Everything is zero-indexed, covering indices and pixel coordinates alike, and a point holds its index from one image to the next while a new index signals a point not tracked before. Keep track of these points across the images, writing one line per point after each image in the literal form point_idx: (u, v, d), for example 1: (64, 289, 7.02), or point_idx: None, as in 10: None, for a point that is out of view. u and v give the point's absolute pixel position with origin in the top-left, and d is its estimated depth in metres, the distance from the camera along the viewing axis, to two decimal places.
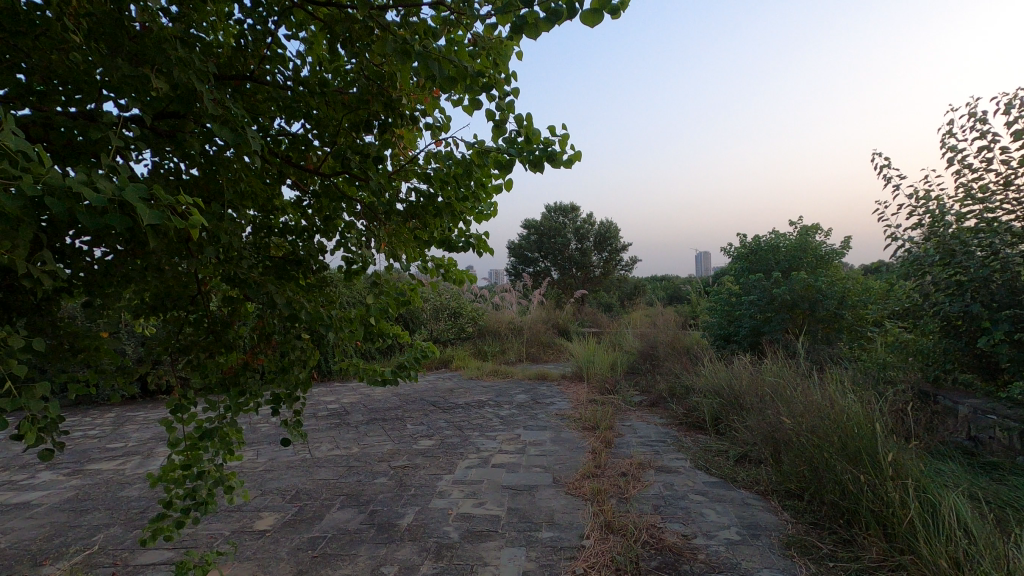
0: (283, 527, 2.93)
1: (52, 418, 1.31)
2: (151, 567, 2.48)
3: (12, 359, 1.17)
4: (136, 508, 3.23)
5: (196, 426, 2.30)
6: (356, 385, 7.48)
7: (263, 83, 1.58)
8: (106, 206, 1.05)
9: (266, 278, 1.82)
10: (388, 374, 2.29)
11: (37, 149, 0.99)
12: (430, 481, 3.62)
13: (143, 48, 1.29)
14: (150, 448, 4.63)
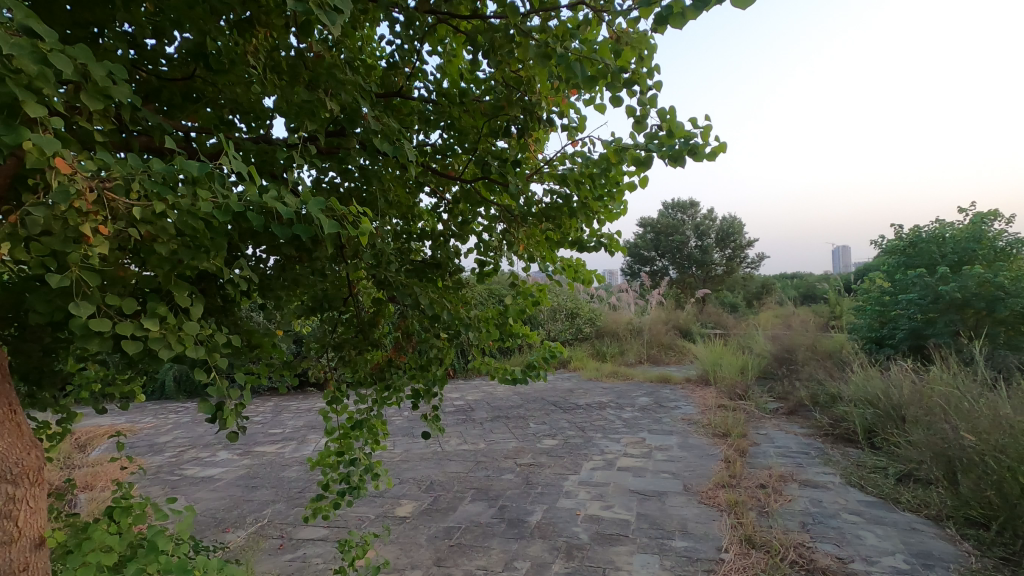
0: (421, 515, 3.11)
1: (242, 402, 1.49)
2: (312, 541, 2.76)
3: (216, 353, 1.35)
4: (296, 488, 3.62)
5: (348, 416, 2.51)
6: (479, 382, 7.76)
7: (410, 97, 1.70)
8: (294, 219, 1.19)
9: (410, 280, 1.94)
10: (519, 373, 2.33)
11: (244, 169, 1.13)
12: (556, 481, 3.64)
13: (317, 76, 1.43)
14: (304, 434, 5.16)
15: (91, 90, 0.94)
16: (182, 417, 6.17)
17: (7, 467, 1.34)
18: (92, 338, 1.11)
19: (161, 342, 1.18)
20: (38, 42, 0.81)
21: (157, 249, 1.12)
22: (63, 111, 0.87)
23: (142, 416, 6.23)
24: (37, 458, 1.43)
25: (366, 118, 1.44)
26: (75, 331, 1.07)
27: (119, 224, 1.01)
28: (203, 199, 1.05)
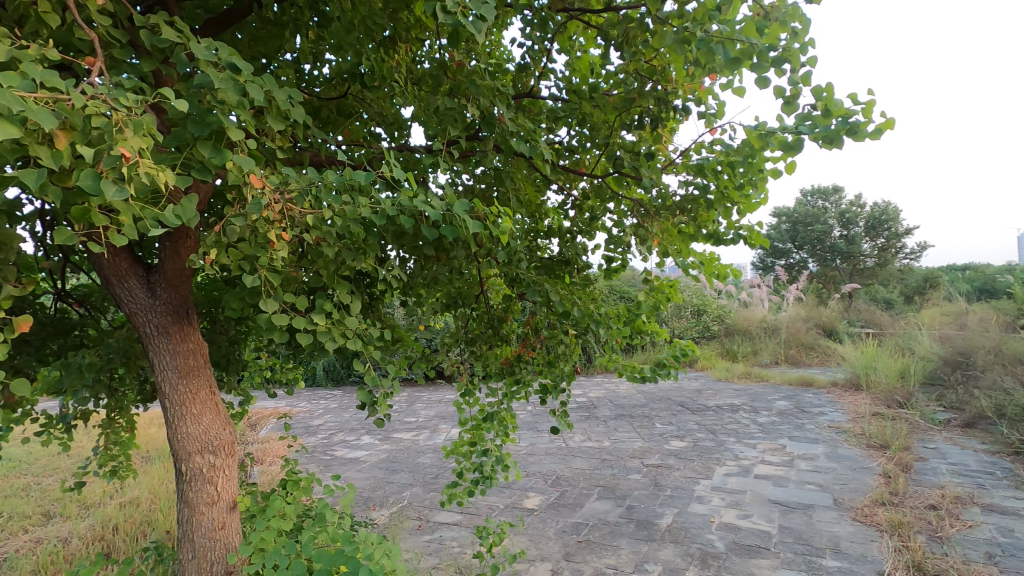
0: (548, 508, 3.16)
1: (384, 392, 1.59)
2: (447, 525, 2.92)
3: (370, 345, 1.48)
4: (431, 474, 3.85)
5: (479, 409, 2.60)
6: (600, 380, 7.69)
7: (540, 98, 1.72)
8: (441, 220, 1.27)
9: (541, 278, 2.00)
10: (648, 372, 2.26)
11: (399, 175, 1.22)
12: (686, 484, 3.50)
13: (456, 83, 1.50)
14: (435, 424, 5.47)
15: (274, 113, 1.07)
16: (331, 403, 6.86)
17: (209, 439, 1.58)
18: (274, 331, 1.26)
19: (326, 335, 1.31)
20: (237, 75, 0.94)
21: (325, 252, 1.25)
22: (254, 133, 1.00)
23: (299, 401, 7.02)
24: (231, 434, 1.66)
25: (502, 121, 1.48)
26: (261, 325, 1.22)
27: (296, 231, 1.13)
28: (364, 206, 1.15)
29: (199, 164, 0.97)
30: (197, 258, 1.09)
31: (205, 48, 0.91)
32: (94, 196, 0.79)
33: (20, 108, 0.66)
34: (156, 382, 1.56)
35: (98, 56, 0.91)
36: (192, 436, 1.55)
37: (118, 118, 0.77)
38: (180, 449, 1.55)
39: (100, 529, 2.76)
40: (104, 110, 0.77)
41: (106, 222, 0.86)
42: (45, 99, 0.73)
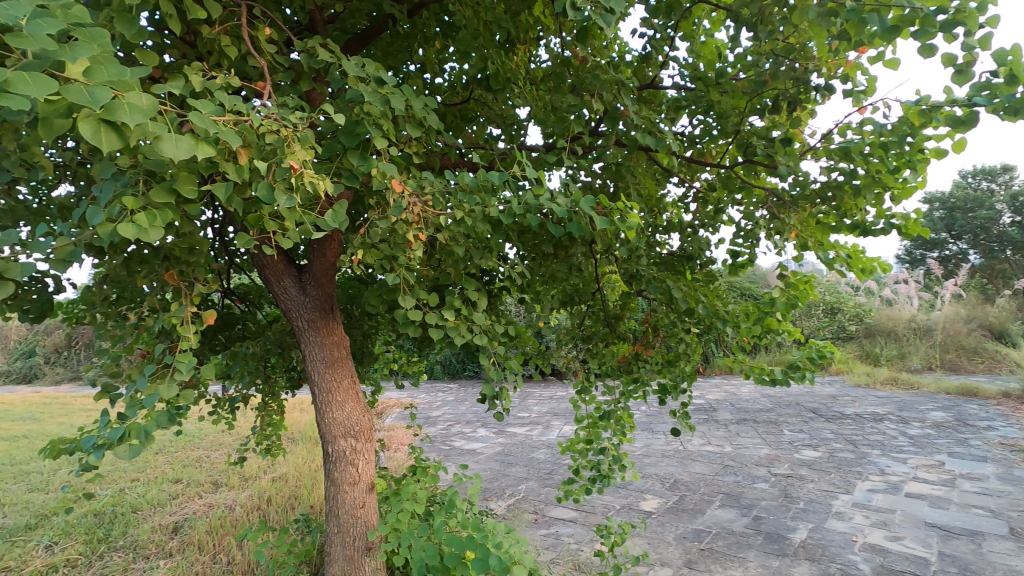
0: (667, 512, 3.05)
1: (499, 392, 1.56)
2: (563, 521, 2.93)
3: (495, 341, 1.53)
4: (545, 469, 3.90)
5: (596, 406, 2.58)
6: (720, 381, 7.30)
7: (663, 88, 1.67)
8: (568, 217, 1.28)
9: (662, 275, 1.94)
10: (778, 374, 2.07)
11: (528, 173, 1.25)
12: (821, 498, 3.21)
13: (579, 79, 1.50)
14: (548, 419, 5.52)
15: (411, 120, 1.14)
16: (448, 396, 7.17)
17: (351, 424, 1.72)
18: (409, 326, 1.35)
19: (455, 330, 1.37)
20: (382, 87, 1.01)
21: (456, 251, 1.31)
22: (395, 140, 1.07)
23: (420, 393, 7.44)
24: (369, 420, 1.79)
25: (625, 114, 1.45)
26: (398, 319, 1.30)
27: (431, 231, 1.20)
28: (494, 206, 1.19)
29: (348, 172, 1.06)
30: (346, 258, 1.19)
31: (355, 65, 0.99)
32: (267, 205, 0.90)
33: (214, 130, 0.76)
34: (308, 371, 1.73)
35: (268, 80, 1.02)
36: (337, 420, 1.71)
37: (286, 135, 0.87)
38: (328, 431, 1.71)
39: (257, 499, 3.13)
40: (275, 128, 0.87)
41: (275, 227, 0.96)
42: (231, 121, 0.84)
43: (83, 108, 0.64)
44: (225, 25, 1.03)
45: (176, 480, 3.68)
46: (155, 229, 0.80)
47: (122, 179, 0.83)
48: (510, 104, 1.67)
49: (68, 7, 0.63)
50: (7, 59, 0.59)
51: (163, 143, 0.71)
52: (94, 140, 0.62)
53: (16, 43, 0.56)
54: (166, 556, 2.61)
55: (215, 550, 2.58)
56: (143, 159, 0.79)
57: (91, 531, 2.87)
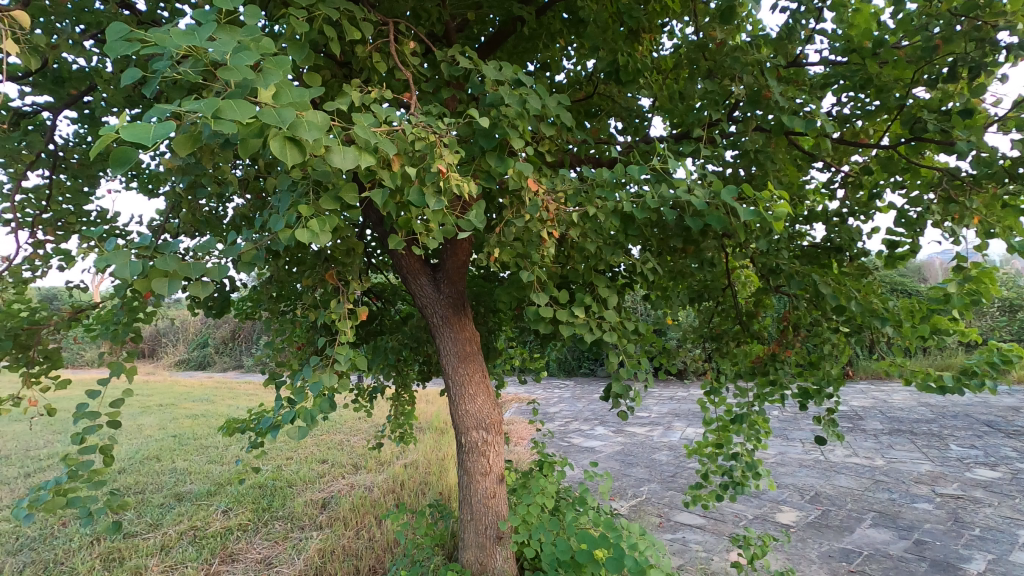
0: (808, 527, 2.81)
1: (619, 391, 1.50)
2: (690, 527, 2.81)
3: (625, 339, 1.50)
4: (668, 472, 3.76)
5: (727, 409, 2.43)
6: (867, 387, 6.56)
7: (808, 65, 1.53)
8: (707, 208, 1.21)
9: (806, 269, 1.77)
10: (949, 383, 1.68)
11: (664, 163, 1.20)
12: (1003, 526, 2.77)
13: (717, 64, 1.42)
14: (669, 421, 5.32)
15: (546, 119, 1.15)
16: (564, 393, 7.19)
17: (482, 417, 1.78)
18: (540, 322, 1.37)
19: (585, 326, 1.37)
20: (519, 89, 1.03)
21: (587, 248, 1.31)
22: (530, 140, 1.09)
23: (537, 389, 7.55)
24: (499, 414, 1.85)
25: (768, 97, 1.34)
26: (530, 316, 1.33)
27: (564, 228, 1.21)
28: (629, 201, 1.17)
29: (486, 173, 1.10)
30: (484, 257, 1.24)
31: (494, 70, 1.02)
32: (416, 208, 0.96)
33: (373, 140, 0.82)
34: (442, 364, 1.82)
35: (413, 90, 1.09)
36: (469, 413, 1.78)
37: (434, 141, 0.92)
38: (461, 423, 1.79)
39: (392, 483, 3.36)
40: (425, 135, 0.92)
41: (423, 229, 1.02)
42: (387, 132, 0.90)
43: (272, 126, 0.73)
44: (376, 43, 1.12)
45: (322, 461, 4.07)
46: (325, 234, 0.88)
47: (296, 190, 0.93)
48: (632, 94, 1.65)
49: (260, 39, 0.71)
50: (216, 88, 0.68)
51: (333, 154, 0.78)
52: (281, 156, 0.70)
53: (225, 76, 0.64)
54: (317, 528, 2.91)
55: (357, 527, 2.82)
56: (314, 170, 0.87)
57: (257, 501, 3.27)
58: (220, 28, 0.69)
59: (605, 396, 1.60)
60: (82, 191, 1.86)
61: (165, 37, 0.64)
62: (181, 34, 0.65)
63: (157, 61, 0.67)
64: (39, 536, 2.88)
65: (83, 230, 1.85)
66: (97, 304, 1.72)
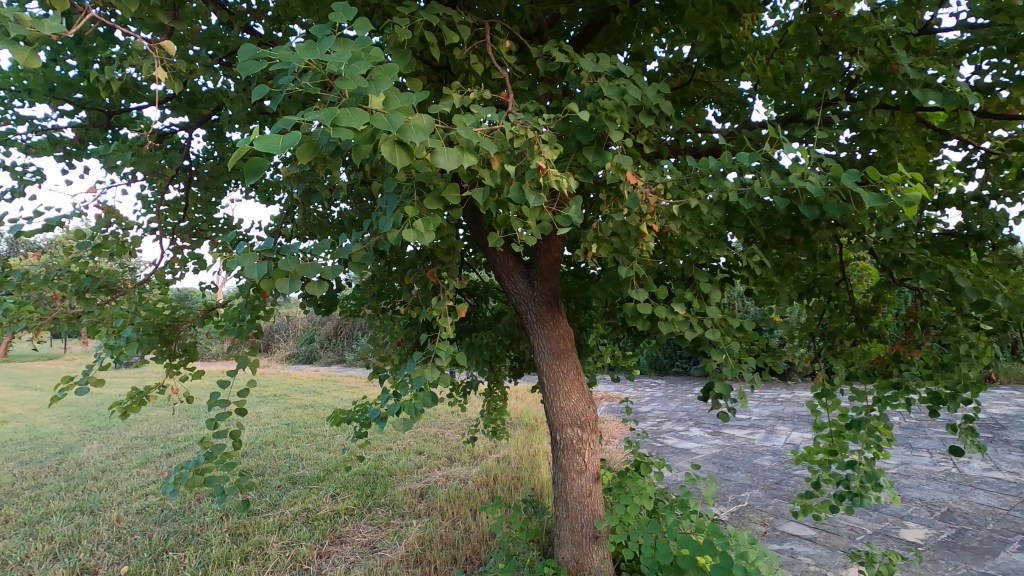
0: (939, 547, 2.52)
1: (723, 389, 1.43)
2: (799, 539, 2.62)
3: (729, 337, 1.42)
4: (772, 478, 3.54)
5: (841, 414, 2.24)
6: (1008, 393, 5.79)
7: (942, 30, 1.37)
8: (823, 194, 1.12)
9: (939, 259, 1.58)
10: None
11: (773, 150, 1.12)
12: None
13: (833, 38, 1.31)
14: (772, 424, 5.01)
15: (645, 110, 1.12)
16: (656, 392, 6.99)
17: (577, 414, 1.77)
18: (638, 319, 1.34)
19: (685, 324, 1.32)
20: (619, 80, 1.01)
21: (689, 241, 1.25)
22: (629, 132, 1.06)
23: (627, 387, 7.42)
24: (594, 411, 1.83)
25: (895, 70, 1.21)
26: (628, 313, 1.30)
27: (664, 221, 1.17)
28: (735, 190, 1.11)
29: (584, 168, 1.08)
30: (581, 254, 1.22)
31: (592, 62, 1.00)
32: (515, 205, 0.97)
33: (475, 140, 0.84)
34: (536, 361, 1.83)
35: (509, 89, 1.10)
36: (564, 410, 1.77)
37: (533, 138, 0.92)
38: (556, 419, 1.79)
39: (486, 476, 3.44)
40: (523, 133, 0.92)
41: (522, 226, 1.03)
42: (487, 130, 0.92)
43: (382, 131, 0.76)
44: (473, 45, 1.14)
45: (420, 452, 4.24)
46: (429, 234, 0.91)
47: (401, 191, 0.97)
48: (734, 78, 1.56)
49: (370, 50, 0.75)
50: (333, 98, 0.72)
51: (438, 156, 0.80)
52: (391, 159, 0.73)
53: (342, 85, 0.68)
54: (416, 516, 3.03)
55: (453, 518, 2.91)
56: (418, 172, 0.91)
57: (361, 487, 3.47)
58: (336, 41, 0.73)
59: (704, 396, 1.60)
60: (211, 202, 2.07)
61: (290, 52, 0.69)
62: (303, 50, 0.70)
63: (282, 77, 0.72)
64: (180, 509, 3.24)
65: (213, 236, 2.05)
66: (225, 303, 1.90)
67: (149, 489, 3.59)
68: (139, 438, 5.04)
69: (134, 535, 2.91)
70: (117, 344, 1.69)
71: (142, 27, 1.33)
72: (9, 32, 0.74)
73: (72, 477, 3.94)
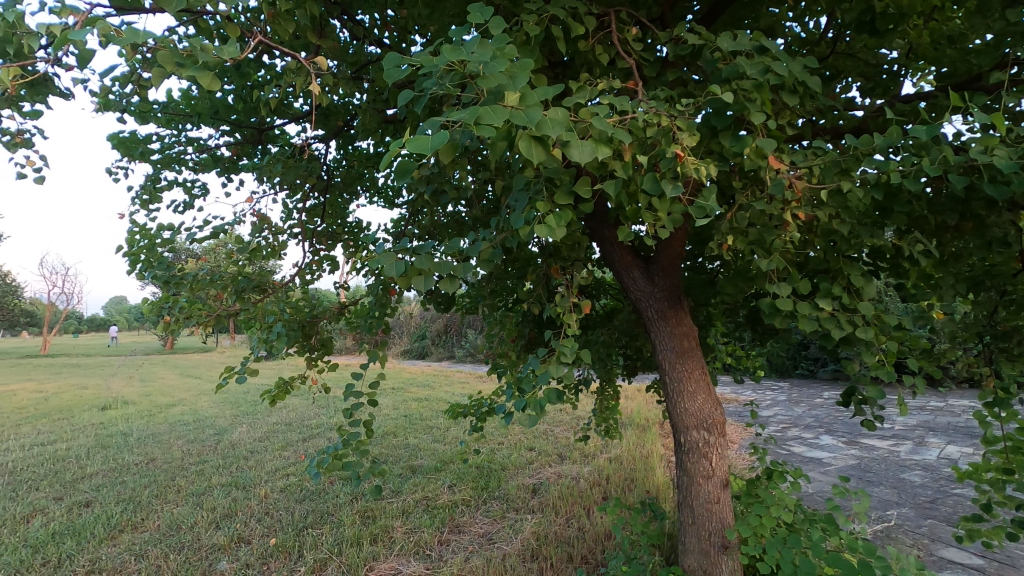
0: None
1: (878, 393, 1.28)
2: (963, 568, 2.30)
3: (885, 336, 1.27)
4: (924, 496, 3.14)
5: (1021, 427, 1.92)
6: None
7: None
8: (1014, 171, 0.96)
9: None
10: None
11: (950, 121, 0.98)
12: None
13: None
14: (920, 435, 4.45)
15: (788, 88, 1.03)
16: (779, 396, 6.50)
17: (704, 416, 1.68)
18: (776, 316, 1.24)
19: (833, 321, 1.19)
20: (762, 58, 0.93)
21: (837, 229, 1.14)
22: (771, 112, 0.99)
23: (745, 390, 6.98)
24: (722, 414, 1.73)
25: None
26: (764, 309, 1.20)
27: (810, 208, 1.06)
28: (899, 169, 0.98)
29: (721, 156, 1.02)
30: (713, 246, 1.15)
31: (731, 41, 0.93)
32: (647, 197, 0.93)
33: (609, 131, 0.82)
34: (658, 360, 1.76)
35: (638, 78, 1.07)
36: (689, 411, 1.69)
37: (667, 125, 0.88)
38: (681, 421, 1.71)
39: (598, 475, 3.40)
40: (658, 120, 0.88)
41: (653, 219, 0.99)
42: (619, 120, 0.89)
43: (519, 127, 0.76)
44: (600, 35, 1.11)
45: (530, 448, 4.30)
46: (561, 229, 0.90)
47: (531, 187, 0.97)
48: (887, 46, 1.40)
49: (507, 47, 0.75)
50: (472, 97, 0.73)
51: (572, 149, 0.79)
52: (529, 155, 0.73)
53: (484, 84, 0.69)
54: (530, 511, 3.07)
55: (567, 515, 2.91)
56: (550, 167, 0.90)
57: (476, 479, 3.58)
58: (476, 41, 0.74)
59: (845, 401, 1.45)
60: (343, 208, 2.23)
61: (436, 54, 0.70)
62: (448, 52, 0.71)
63: (426, 80, 0.74)
64: (316, 490, 3.55)
65: (345, 239, 2.21)
66: (357, 301, 2.04)
67: (289, 470, 3.97)
68: (279, 423, 5.59)
69: (279, 510, 3.22)
70: (269, 338, 1.88)
71: (290, 48, 1.46)
72: (197, 61, 0.84)
73: (228, 455, 4.47)
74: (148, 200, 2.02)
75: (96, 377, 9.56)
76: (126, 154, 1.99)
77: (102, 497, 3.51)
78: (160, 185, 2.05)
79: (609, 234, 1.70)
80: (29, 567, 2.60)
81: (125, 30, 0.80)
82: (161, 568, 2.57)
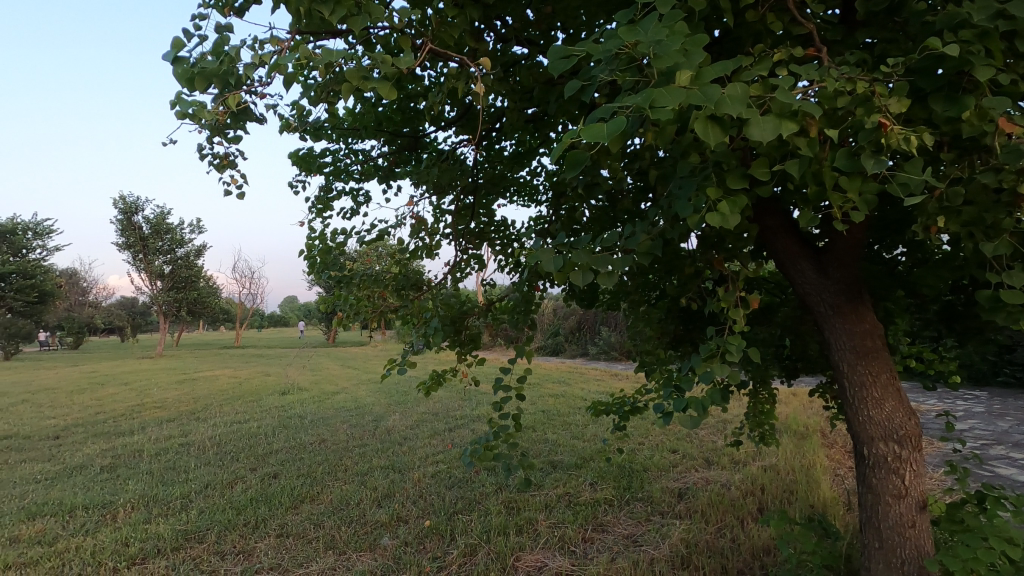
0: None
1: None
2: None
3: None
4: None
5: None
6: None
7: None
8: None
9: None
10: None
11: None
12: None
13: None
14: None
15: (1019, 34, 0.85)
16: (974, 407, 5.54)
17: (893, 426, 1.47)
18: (999, 310, 1.03)
19: None
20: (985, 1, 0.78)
21: None
22: (999, 66, 0.82)
23: (928, 399, 6.05)
24: (916, 424, 1.50)
25: None
26: (983, 302, 1.01)
27: None
28: None
29: (929, 122, 0.87)
30: (916, 229, 0.99)
31: None
32: (836, 175, 0.82)
33: (796, 104, 0.73)
34: (833, 361, 1.57)
35: (820, 45, 0.95)
36: (874, 420, 1.48)
37: (863, 91, 0.77)
38: (862, 431, 1.51)
39: (752, 484, 3.15)
40: (852, 87, 0.78)
41: (841, 201, 0.87)
42: (804, 91, 0.80)
43: (693, 107, 0.71)
44: (772, 2, 1.02)
45: (673, 450, 4.13)
46: (735, 216, 0.83)
47: (697, 173, 0.91)
48: None
49: (680, 24, 0.70)
50: (643, 80, 0.70)
51: (752, 127, 0.72)
52: (705, 136, 0.68)
53: (658, 64, 0.65)
54: (677, 517, 2.93)
55: (719, 525, 2.73)
56: (722, 150, 0.84)
57: (618, 479, 3.52)
58: (646, 22, 0.71)
59: None
60: (489, 209, 2.31)
61: (607, 40, 0.68)
62: (619, 35, 0.69)
63: (594, 67, 0.73)
64: (463, 477, 3.74)
65: (491, 239, 2.28)
66: (503, 298, 2.10)
67: (439, 457, 4.23)
68: (427, 413, 5.99)
69: (431, 494, 3.45)
70: (426, 332, 2.00)
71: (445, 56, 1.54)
72: (378, 74, 0.92)
73: (385, 440, 4.89)
74: (322, 209, 2.26)
75: (277, 366, 11.06)
76: (305, 169, 2.24)
77: (287, 470, 4.03)
78: (331, 194, 2.28)
79: (772, 223, 1.56)
80: (235, 526, 3.06)
81: (321, 51, 0.89)
82: (335, 537, 2.87)
